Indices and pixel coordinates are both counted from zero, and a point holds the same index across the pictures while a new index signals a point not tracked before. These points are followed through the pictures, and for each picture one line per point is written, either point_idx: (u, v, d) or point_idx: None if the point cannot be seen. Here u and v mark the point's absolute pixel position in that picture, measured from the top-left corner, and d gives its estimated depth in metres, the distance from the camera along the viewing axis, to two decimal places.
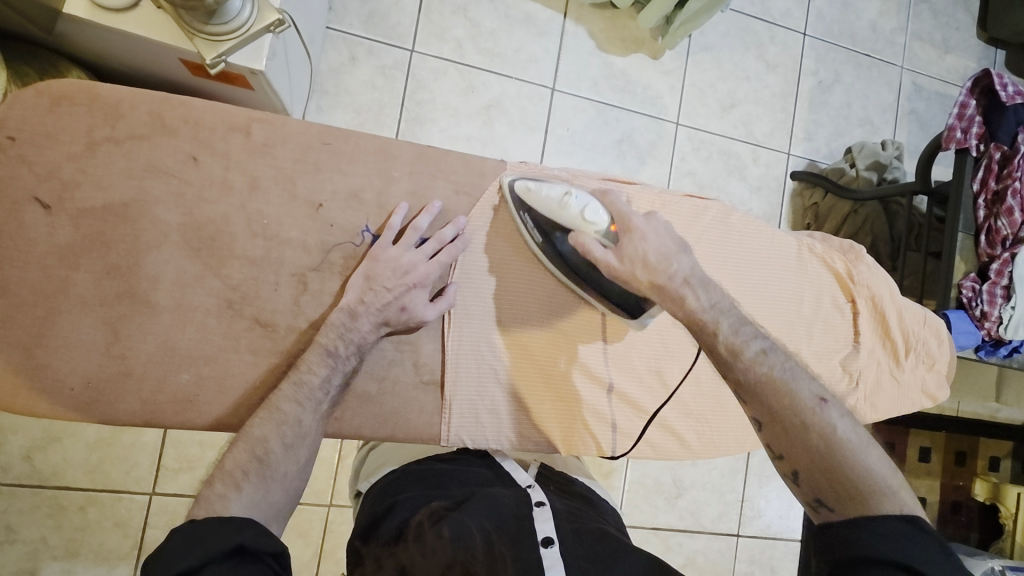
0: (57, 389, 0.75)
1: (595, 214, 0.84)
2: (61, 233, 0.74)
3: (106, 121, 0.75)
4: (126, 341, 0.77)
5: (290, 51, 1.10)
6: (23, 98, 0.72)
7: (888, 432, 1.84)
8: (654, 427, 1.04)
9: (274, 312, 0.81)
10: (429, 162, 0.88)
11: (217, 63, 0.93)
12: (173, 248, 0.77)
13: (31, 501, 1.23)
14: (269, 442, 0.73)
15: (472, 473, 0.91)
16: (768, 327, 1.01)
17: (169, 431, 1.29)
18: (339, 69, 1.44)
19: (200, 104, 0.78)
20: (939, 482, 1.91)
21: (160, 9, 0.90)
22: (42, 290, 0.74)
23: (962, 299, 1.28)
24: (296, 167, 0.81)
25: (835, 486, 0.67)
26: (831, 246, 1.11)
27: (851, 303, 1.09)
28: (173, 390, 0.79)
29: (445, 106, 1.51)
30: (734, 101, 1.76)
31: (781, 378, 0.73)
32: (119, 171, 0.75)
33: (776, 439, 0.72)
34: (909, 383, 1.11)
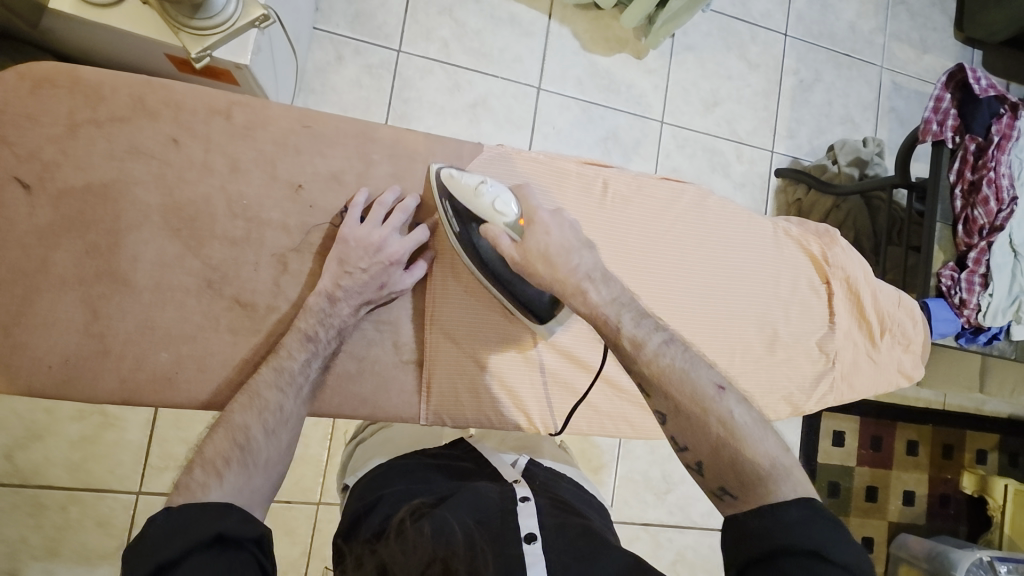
0: (35, 368, 0.75)
1: (505, 205, 0.81)
2: (41, 213, 0.74)
3: (87, 104, 0.76)
4: (105, 321, 0.77)
5: (275, 46, 1.11)
6: (4, 81, 0.73)
7: (875, 426, 1.86)
8: (634, 407, 1.03)
9: (254, 292, 0.82)
10: (408, 145, 0.89)
11: (201, 58, 0.95)
12: (152, 229, 0.78)
13: (11, 500, 1.21)
14: (250, 429, 0.73)
15: (457, 467, 0.92)
16: (744, 309, 1.03)
17: (154, 429, 1.29)
18: (325, 68, 1.45)
19: (181, 88, 0.79)
20: (927, 475, 1.93)
21: (145, 4, 0.92)
22: (21, 270, 0.74)
23: (942, 288, 1.30)
24: (276, 150, 0.82)
25: (737, 478, 0.65)
26: (807, 230, 1.12)
27: (826, 284, 1.10)
28: (152, 369, 0.79)
29: (431, 105, 1.53)
30: (717, 100, 1.79)
31: (681, 368, 0.71)
32: (100, 152, 0.76)
33: (679, 429, 0.70)
34: (886, 363, 1.12)
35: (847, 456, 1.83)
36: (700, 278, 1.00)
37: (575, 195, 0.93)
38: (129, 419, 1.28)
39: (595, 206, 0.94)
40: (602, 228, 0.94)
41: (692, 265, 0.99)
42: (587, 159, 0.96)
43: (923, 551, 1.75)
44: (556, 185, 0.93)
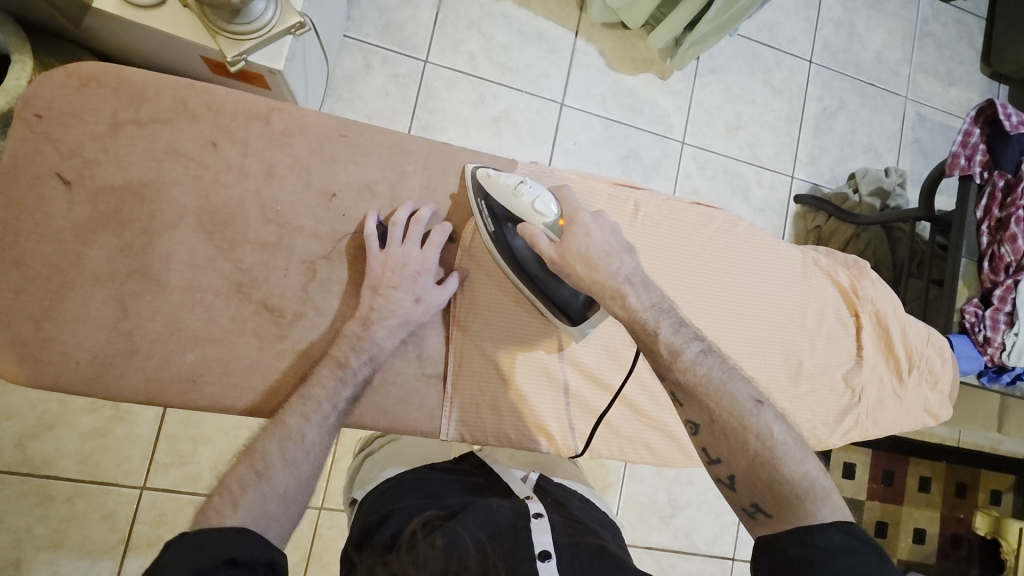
0: (62, 363, 0.75)
1: (545, 206, 0.80)
2: (78, 210, 0.75)
3: (130, 104, 0.77)
4: (133, 319, 0.77)
5: (309, 54, 1.13)
6: (53, 79, 0.75)
7: (887, 459, 1.83)
8: (657, 433, 1.01)
9: (282, 297, 0.82)
10: (442, 159, 0.90)
11: (237, 62, 0.96)
12: (186, 230, 0.78)
13: (20, 488, 1.23)
14: (270, 457, 0.72)
15: (468, 483, 0.91)
16: (769, 339, 1.01)
17: (164, 426, 1.30)
18: (354, 76, 1.47)
19: (223, 92, 0.80)
20: (939, 513, 1.89)
21: (187, 7, 0.93)
22: (55, 265, 0.75)
23: (965, 324, 1.28)
24: (312, 157, 0.83)
25: (771, 492, 0.66)
26: (835, 260, 1.12)
27: (854, 317, 1.09)
28: (177, 369, 0.78)
29: (455, 116, 1.54)
30: (739, 123, 1.79)
31: (720, 380, 0.70)
32: (141, 152, 0.77)
33: (712, 440, 0.71)
34: (912, 401, 1.09)
35: (857, 489, 1.80)
36: (726, 304, 0.99)
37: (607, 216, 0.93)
38: (140, 414, 1.29)
39: (625, 228, 0.94)
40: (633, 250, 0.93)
41: (718, 289, 0.98)
42: (619, 181, 0.96)
43: None
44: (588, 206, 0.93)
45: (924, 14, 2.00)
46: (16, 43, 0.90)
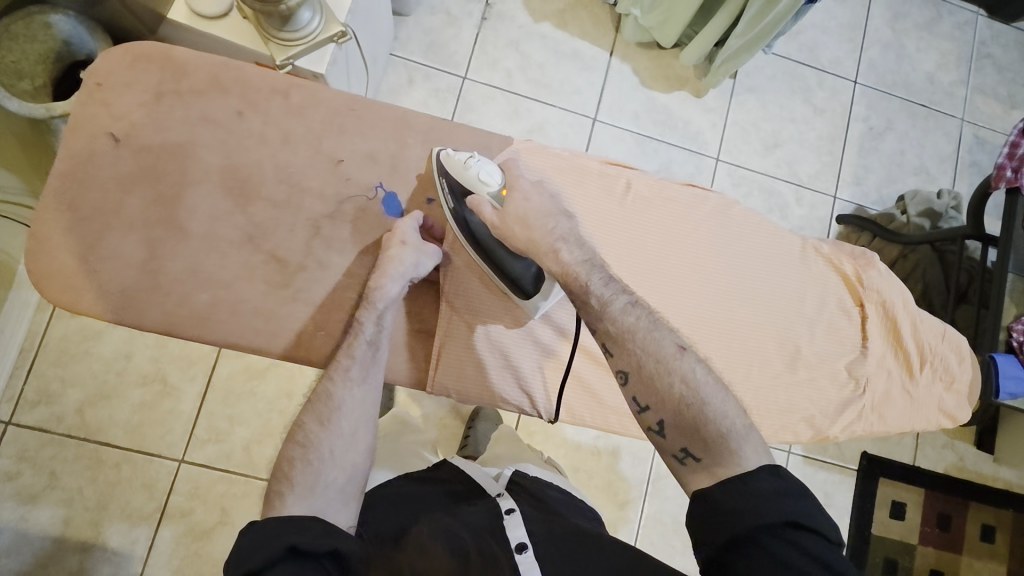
0: (97, 292, 0.85)
1: (490, 176, 0.86)
2: (123, 163, 0.86)
3: (172, 78, 0.89)
4: (160, 261, 0.86)
5: (351, 61, 1.25)
6: (114, 55, 0.87)
7: (943, 501, 1.68)
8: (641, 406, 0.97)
9: (288, 250, 0.89)
10: (440, 132, 0.95)
11: (285, 65, 1.09)
12: (210, 186, 0.88)
13: (76, 451, 1.36)
14: (309, 427, 0.81)
15: (441, 492, 0.90)
16: (763, 320, 0.98)
17: (204, 405, 1.41)
18: (397, 90, 1.59)
19: (252, 70, 0.90)
20: (1005, 568, 1.70)
21: (246, 19, 1.07)
22: (99, 209, 0.86)
23: (1012, 344, 1.20)
24: (323, 128, 0.92)
25: (698, 436, 0.69)
26: (842, 249, 1.06)
27: (858, 308, 1.04)
28: (192, 306, 0.86)
29: (490, 128, 1.62)
30: (778, 141, 1.78)
31: (645, 329, 0.75)
32: (178, 118, 0.88)
33: (641, 389, 0.74)
34: (924, 400, 1.01)
35: (908, 530, 1.67)
36: (719, 282, 0.97)
37: (595, 191, 0.95)
38: (184, 390, 1.41)
39: (615, 205, 0.95)
40: (617, 229, 0.95)
41: (707, 273, 0.97)
42: (611, 160, 0.99)
43: None
44: (577, 180, 0.95)
45: (982, 35, 1.93)
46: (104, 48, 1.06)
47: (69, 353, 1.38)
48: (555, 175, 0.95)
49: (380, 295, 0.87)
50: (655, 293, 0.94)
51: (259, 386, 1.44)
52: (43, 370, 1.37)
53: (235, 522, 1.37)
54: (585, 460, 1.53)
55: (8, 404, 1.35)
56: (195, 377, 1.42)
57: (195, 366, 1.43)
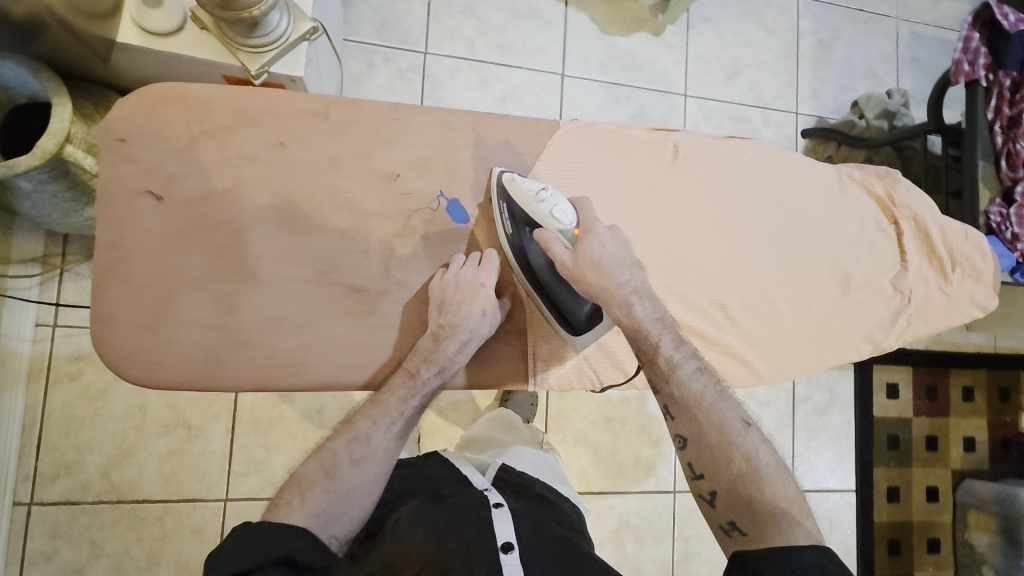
0: (181, 361, 0.80)
1: (563, 214, 0.83)
2: (171, 220, 0.80)
3: (199, 118, 0.82)
4: (236, 315, 0.82)
5: (322, 58, 1.16)
6: (129, 104, 0.79)
7: (928, 374, 1.78)
8: (726, 358, 0.96)
9: (365, 278, 0.85)
10: (489, 128, 0.91)
11: (259, 74, 0.98)
12: (270, 227, 0.83)
13: (111, 515, 1.29)
14: (338, 457, 0.80)
15: (425, 476, 0.92)
16: (817, 251, 1.00)
17: (234, 438, 1.36)
18: (360, 78, 1.50)
19: (280, 94, 0.84)
20: (985, 421, 1.83)
21: (205, 29, 0.94)
22: (160, 275, 0.80)
23: (991, 225, 1.29)
24: (370, 144, 0.86)
25: (750, 512, 0.73)
26: (867, 172, 1.09)
27: (894, 225, 1.06)
28: (282, 354, 0.83)
29: (463, 102, 1.57)
30: (739, 68, 1.81)
31: (711, 399, 0.79)
32: (217, 161, 0.81)
33: (698, 456, 0.78)
34: (959, 297, 1.05)
35: (902, 407, 1.76)
36: (773, 225, 0.99)
37: (645, 158, 0.95)
38: (211, 429, 1.35)
39: (665, 168, 0.96)
40: (673, 191, 0.95)
41: (758, 216, 0.98)
42: (654, 126, 0.99)
43: (990, 495, 1.68)
44: (627, 151, 0.95)
45: None
46: (54, 85, 0.91)
47: (77, 420, 1.29)
48: (605, 149, 0.94)
49: (449, 364, 0.84)
50: (713, 245, 0.96)
51: (288, 409, 1.39)
52: (53, 442, 1.27)
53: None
54: (615, 408, 1.57)
55: (26, 485, 1.25)
56: (218, 415, 1.35)
57: (216, 404, 1.36)
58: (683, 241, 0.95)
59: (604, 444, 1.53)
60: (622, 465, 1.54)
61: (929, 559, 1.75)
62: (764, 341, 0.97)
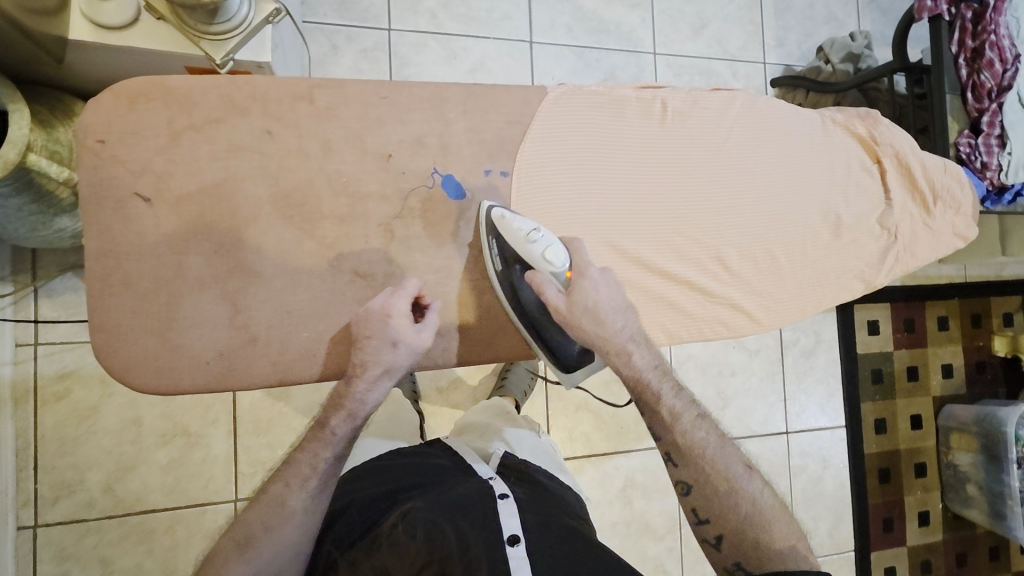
0: (194, 365, 0.78)
1: (555, 255, 0.82)
2: (165, 222, 0.77)
3: (181, 112, 0.78)
4: (245, 313, 0.80)
5: (286, 40, 1.11)
6: (103, 102, 0.75)
7: (906, 308, 1.84)
8: (726, 308, 0.98)
9: (370, 263, 0.84)
10: (479, 99, 0.89)
11: (226, 62, 0.94)
12: (268, 219, 0.80)
13: (119, 531, 1.27)
14: (251, 528, 0.78)
15: (431, 465, 0.89)
16: (808, 195, 1.02)
17: (236, 440, 1.34)
18: (324, 60, 1.45)
19: (264, 80, 0.81)
20: (961, 346, 1.91)
21: (161, 19, 0.89)
22: (160, 278, 0.78)
23: (961, 157, 1.32)
24: (361, 125, 0.84)
25: (754, 557, 0.78)
26: (848, 114, 1.10)
27: (877, 164, 1.08)
28: (297, 348, 0.82)
29: (433, 77, 1.54)
30: (704, 22, 1.80)
31: (714, 447, 0.82)
32: (205, 155, 0.79)
33: (704, 505, 0.82)
34: (942, 229, 1.09)
35: (884, 342, 1.82)
36: (763, 173, 1.00)
37: (636, 118, 0.96)
38: (213, 434, 1.33)
39: (657, 126, 0.96)
40: (667, 148, 0.96)
41: (750, 165, 0.99)
42: (641, 85, 0.99)
43: (970, 417, 1.76)
44: (617, 113, 0.95)
45: None
46: (8, 93, 0.84)
47: (72, 438, 1.25)
48: (597, 112, 0.94)
49: (360, 406, 0.79)
50: (709, 199, 0.97)
51: (288, 405, 1.38)
52: (50, 463, 1.24)
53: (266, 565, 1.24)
54: (612, 372, 1.59)
55: (27, 509, 1.22)
56: (217, 419, 1.33)
57: (213, 408, 1.33)
58: (679, 197, 0.96)
59: (605, 408, 1.55)
60: (624, 426, 1.56)
61: (918, 484, 1.84)
62: (763, 289, 0.99)
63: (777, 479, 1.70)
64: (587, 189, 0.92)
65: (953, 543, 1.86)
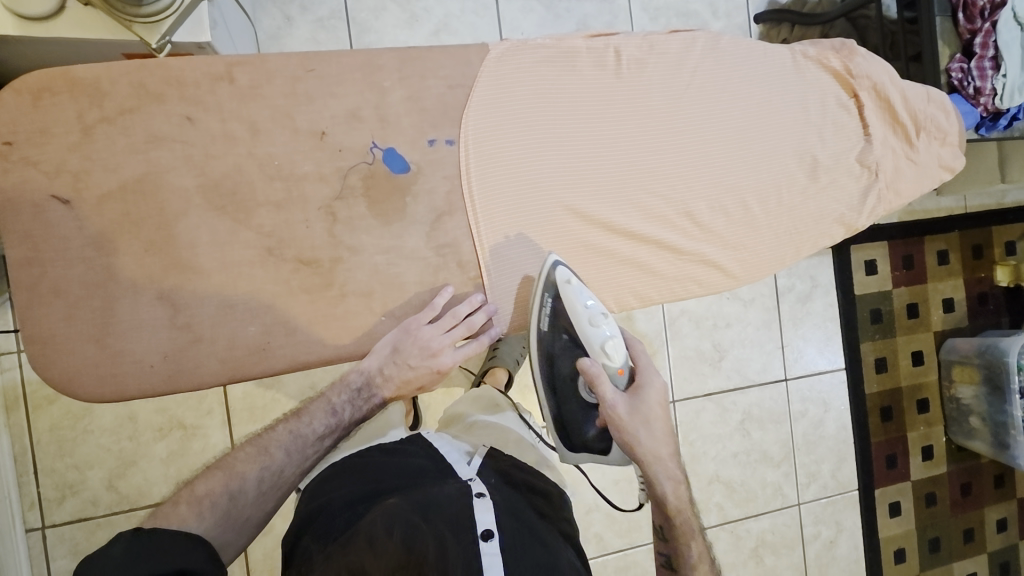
0: (139, 369, 0.77)
1: (614, 351, 0.87)
2: (89, 223, 0.75)
3: (92, 104, 0.75)
4: (186, 311, 0.78)
5: (227, 19, 1.05)
6: (5, 101, 0.72)
7: (904, 244, 1.78)
8: (699, 265, 0.95)
9: (314, 249, 0.81)
10: (414, 63, 0.84)
11: (163, 44, 0.86)
12: (199, 211, 0.77)
13: (130, 523, 1.26)
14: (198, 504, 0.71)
15: (409, 465, 0.85)
16: (779, 139, 0.97)
17: (233, 429, 1.31)
18: (278, 34, 1.35)
19: (177, 62, 0.76)
20: (961, 279, 1.86)
21: (91, 6, 0.82)
22: (91, 283, 0.75)
23: (953, 83, 1.25)
24: (289, 102, 0.80)
25: None
26: (823, 47, 1.03)
27: (854, 99, 1.02)
28: (246, 343, 0.80)
29: (395, 43, 1.42)
30: None
31: None
32: (123, 148, 0.75)
33: None
34: (926, 163, 1.03)
35: (882, 282, 1.78)
36: (730, 119, 0.95)
37: (589, 70, 0.90)
38: (208, 425, 1.29)
39: (611, 76, 0.91)
40: (626, 99, 0.91)
41: (717, 111, 0.94)
42: (593, 33, 0.93)
43: (972, 349, 1.73)
44: (568, 66, 0.90)
45: None
46: None
47: (69, 440, 1.23)
48: (548, 68, 0.88)
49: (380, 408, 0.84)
50: (673, 150, 0.92)
51: (281, 391, 1.34)
52: (52, 465, 1.23)
53: (253, 556, 1.18)
54: None
55: (34, 511, 1.22)
56: (212, 410, 1.30)
57: (207, 399, 1.30)
58: (641, 150, 0.91)
59: None
60: None
61: (920, 419, 1.83)
62: (739, 241, 0.96)
63: (778, 425, 1.70)
64: (540, 148, 0.88)
65: (956, 474, 1.86)
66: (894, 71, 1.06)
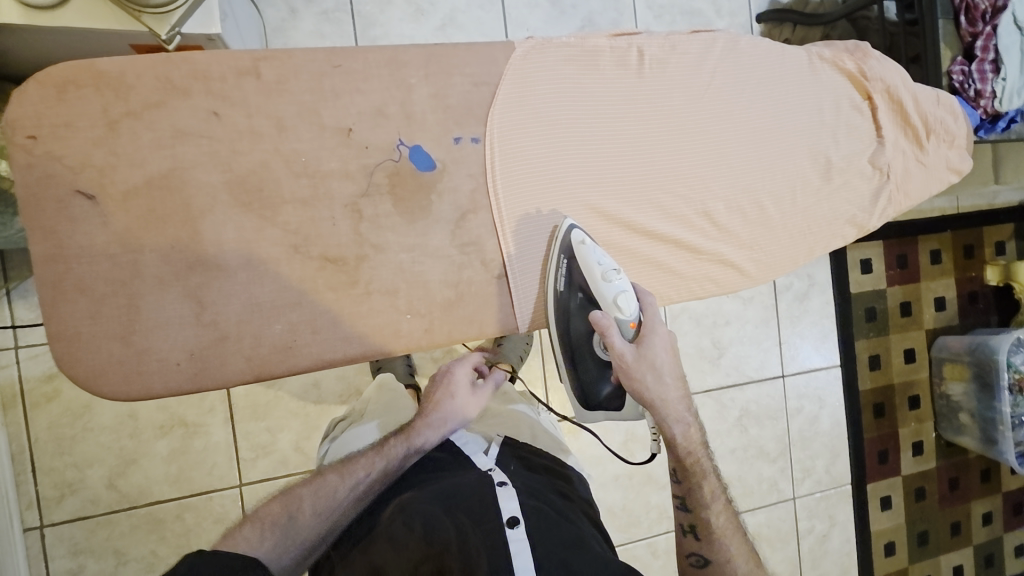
0: (164, 367, 0.76)
1: (626, 303, 0.84)
2: (114, 219, 0.73)
3: (118, 98, 0.73)
4: (211, 309, 0.77)
5: (235, 10, 1.03)
6: (28, 93, 0.70)
7: (900, 244, 1.81)
8: (716, 265, 0.96)
9: (339, 246, 0.81)
10: (440, 60, 0.84)
11: (172, 36, 0.84)
12: (224, 208, 0.77)
13: (130, 522, 1.25)
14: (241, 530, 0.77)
15: (427, 460, 0.88)
16: (795, 141, 0.98)
17: (236, 425, 1.30)
18: (283, 26, 1.33)
19: (203, 56, 0.75)
20: (954, 278, 1.90)
21: None
22: (116, 280, 0.74)
23: (955, 85, 1.26)
24: (315, 98, 0.79)
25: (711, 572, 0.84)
26: (836, 49, 1.05)
27: (868, 101, 1.03)
28: (271, 341, 0.79)
29: (401, 37, 1.40)
30: None
31: (733, 535, 0.85)
32: (149, 143, 0.74)
33: (704, 547, 0.85)
34: (934, 164, 1.05)
35: (877, 280, 1.81)
36: (749, 120, 0.96)
37: (613, 69, 0.90)
38: (210, 422, 1.28)
39: (634, 76, 0.91)
40: (648, 100, 0.91)
41: (736, 112, 0.95)
42: (616, 31, 0.93)
43: (963, 348, 1.78)
44: (592, 65, 0.90)
45: None
46: None
47: (68, 438, 1.21)
48: (572, 67, 0.88)
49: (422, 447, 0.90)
50: (693, 151, 0.93)
51: (282, 387, 1.32)
52: (49, 464, 1.21)
53: None
54: None
55: (32, 511, 1.20)
56: (213, 407, 1.28)
57: (208, 397, 1.28)
58: (663, 150, 0.92)
59: None
60: None
61: (912, 416, 1.87)
62: (754, 241, 0.97)
63: (775, 422, 1.73)
64: (564, 148, 0.88)
65: (946, 469, 1.90)
66: (904, 73, 1.08)
